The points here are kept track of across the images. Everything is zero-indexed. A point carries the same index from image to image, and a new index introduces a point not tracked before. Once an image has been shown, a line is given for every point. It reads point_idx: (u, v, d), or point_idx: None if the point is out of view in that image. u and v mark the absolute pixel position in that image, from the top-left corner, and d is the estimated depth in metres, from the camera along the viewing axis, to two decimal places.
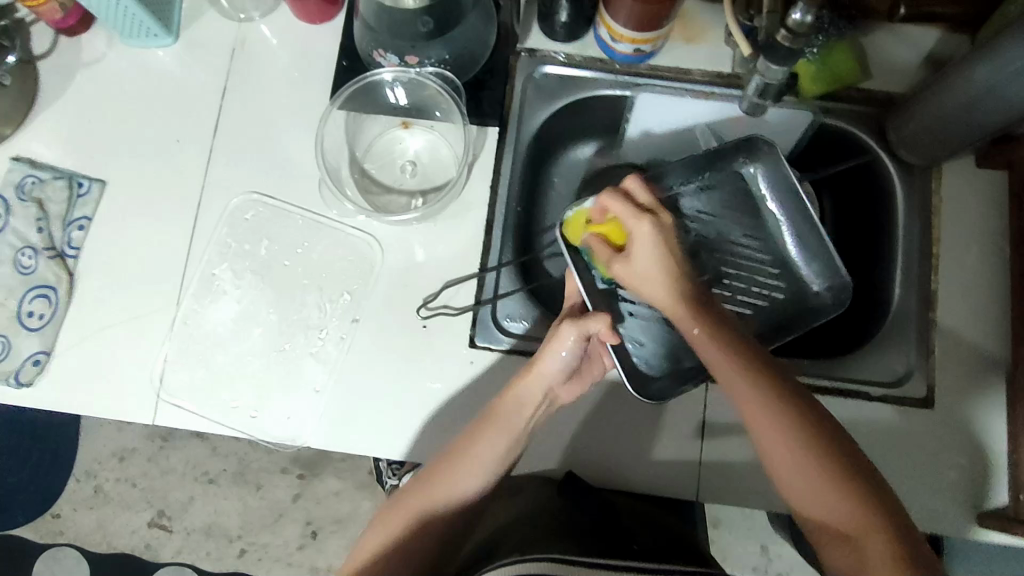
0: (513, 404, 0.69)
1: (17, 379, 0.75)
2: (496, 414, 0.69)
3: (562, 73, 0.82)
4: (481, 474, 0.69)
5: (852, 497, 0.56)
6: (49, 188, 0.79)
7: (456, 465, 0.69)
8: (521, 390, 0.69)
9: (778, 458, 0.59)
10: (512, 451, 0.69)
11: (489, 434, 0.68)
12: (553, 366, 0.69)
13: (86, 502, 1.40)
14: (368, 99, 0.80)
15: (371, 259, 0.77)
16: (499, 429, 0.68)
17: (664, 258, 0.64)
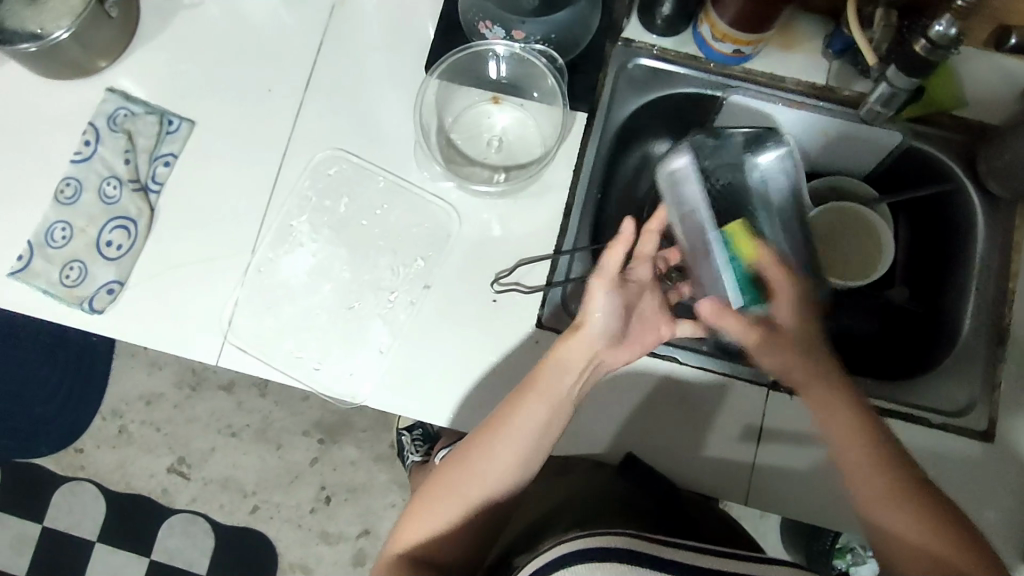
0: (559, 368, 0.68)
1: (90, 305, 0.76)
2: (536, 382, 0.68)
3: (655, 66, 0.82)
4: (531, 443, 0.68)
5: (929, 517, 0.62)
6: (139, 122, 0.80)
7: (494, 444, 0.68)
8: (566, 353, 0.68)
9: (869, 476, 0.64)
10: (558, 418, 0.69)
11: (536, 400, 0.68)
12: (596, 326, 0.67)
13: (110, 441, 1.41)
14: (465, 70, 0.81)
15: (448, 228, 0.78)
16: (543, 395, 0.68)
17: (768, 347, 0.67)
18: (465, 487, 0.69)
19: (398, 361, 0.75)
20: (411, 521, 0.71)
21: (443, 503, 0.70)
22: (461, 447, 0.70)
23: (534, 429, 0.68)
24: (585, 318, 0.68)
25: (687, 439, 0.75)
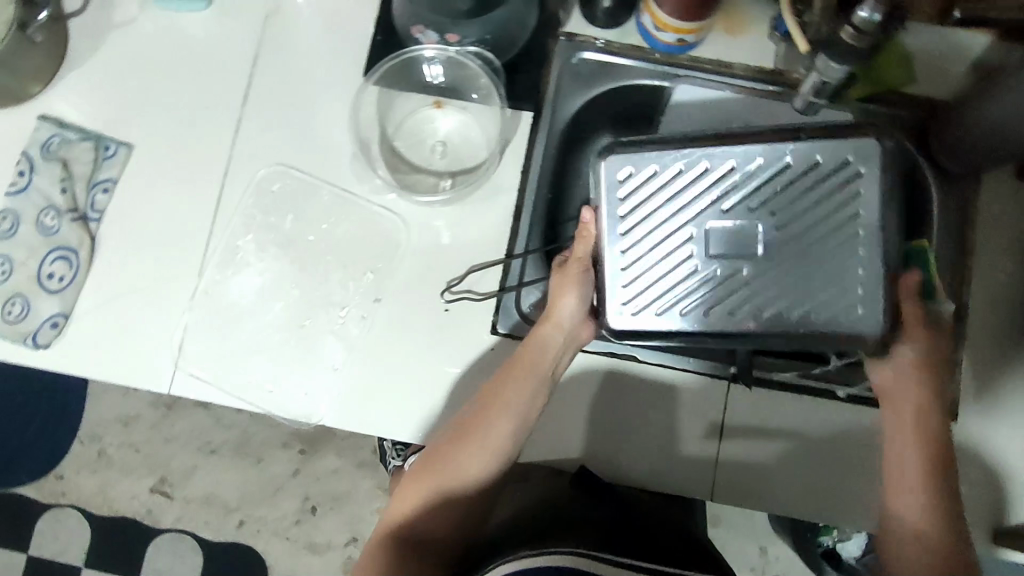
0: (538, 346, 0.68)
1: (35, 340, 0.75)
2: (520, 356, 0.68)
3: (600, 59, 0.80)
4: (516, 423, 0.67)
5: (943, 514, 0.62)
6: (75, 149, 0.78)
7: (491, 420, 0.66)
8: (543, 332, 0.68)
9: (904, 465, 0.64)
10: (542, 396, 0.68)
11: (519, 375, 0.67)
12: (566, 309, 0.68)
13: (89, 466, 1.40)
14: (404, 76, 0.80)
15: (396, 239, 0.76)
16: (530, 369, 0.67)
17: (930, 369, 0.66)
18: (452, 464, 0.66)
19: (354, 377, 0.74)
20: (402, 498, 0.68)
21: (434, 480, 0.67)
22: (455, 424, 0.68)
23: (526, 405, 0.67)
24: (559, 301, 0.68)
25: (649, 440, 0.75)
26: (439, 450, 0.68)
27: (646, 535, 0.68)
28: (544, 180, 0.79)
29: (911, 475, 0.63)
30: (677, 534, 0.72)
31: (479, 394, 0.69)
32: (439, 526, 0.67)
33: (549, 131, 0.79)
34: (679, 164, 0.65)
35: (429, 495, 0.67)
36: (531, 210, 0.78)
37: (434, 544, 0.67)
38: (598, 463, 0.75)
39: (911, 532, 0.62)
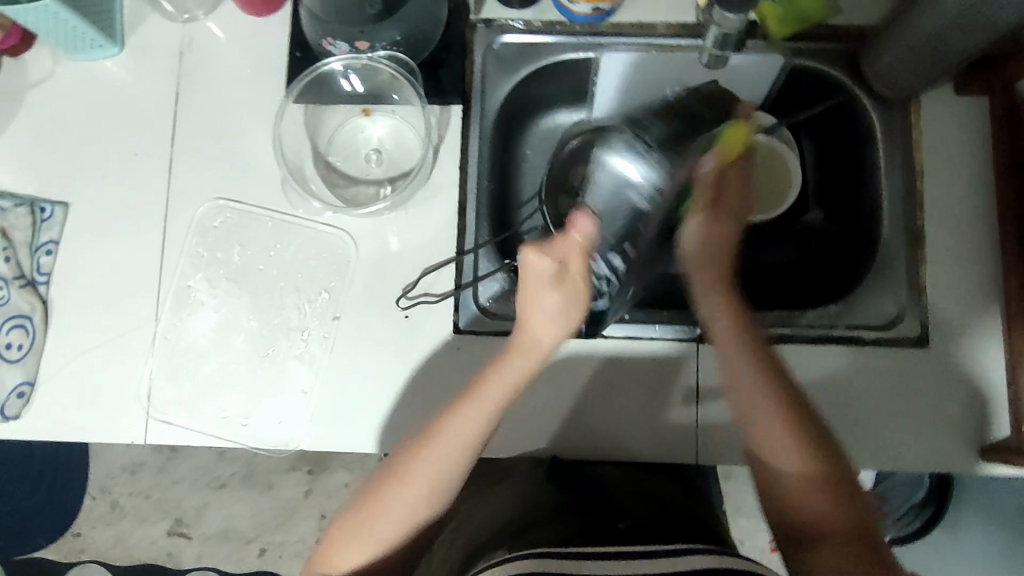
0: (534, 332, 0.61)
1: (4, 413, 0.74)
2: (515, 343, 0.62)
3: (522, 41, 0.79)
4: (488, 421, 0.61)
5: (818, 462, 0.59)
6: (9, 216, 0.76)
7: (462, 415, 0.61)
8: (538, 310, 0.60)
9: (761, 408, 0.61)
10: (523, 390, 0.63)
11: (511, 362, 0.61)
12: (553, 304, 0.60)
13: (104, 519, 1.40)
14: (323, 92, 0.78)
15: (345, 254, 0.76)
16: (524, 356, 0.61)
17: (706, 244, 0.67)
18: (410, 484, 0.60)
19: (326, 396, 0.74)
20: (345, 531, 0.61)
21: (374, 517, 0.60)
22: (406, 447, 0.62)
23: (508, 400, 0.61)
24: (542, 291, 0.60)
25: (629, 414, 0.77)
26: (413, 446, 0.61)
27: (614, 515, 0.67)
28: (486, 171, 0.78)
29: (772, 424, 0.60)
30: (658, 504, 0.71)
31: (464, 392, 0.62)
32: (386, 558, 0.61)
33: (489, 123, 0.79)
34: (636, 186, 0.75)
35: (370, 525, 0.60)
36: (478, 203, 0.76)
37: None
38: (581, 438, 0.77)
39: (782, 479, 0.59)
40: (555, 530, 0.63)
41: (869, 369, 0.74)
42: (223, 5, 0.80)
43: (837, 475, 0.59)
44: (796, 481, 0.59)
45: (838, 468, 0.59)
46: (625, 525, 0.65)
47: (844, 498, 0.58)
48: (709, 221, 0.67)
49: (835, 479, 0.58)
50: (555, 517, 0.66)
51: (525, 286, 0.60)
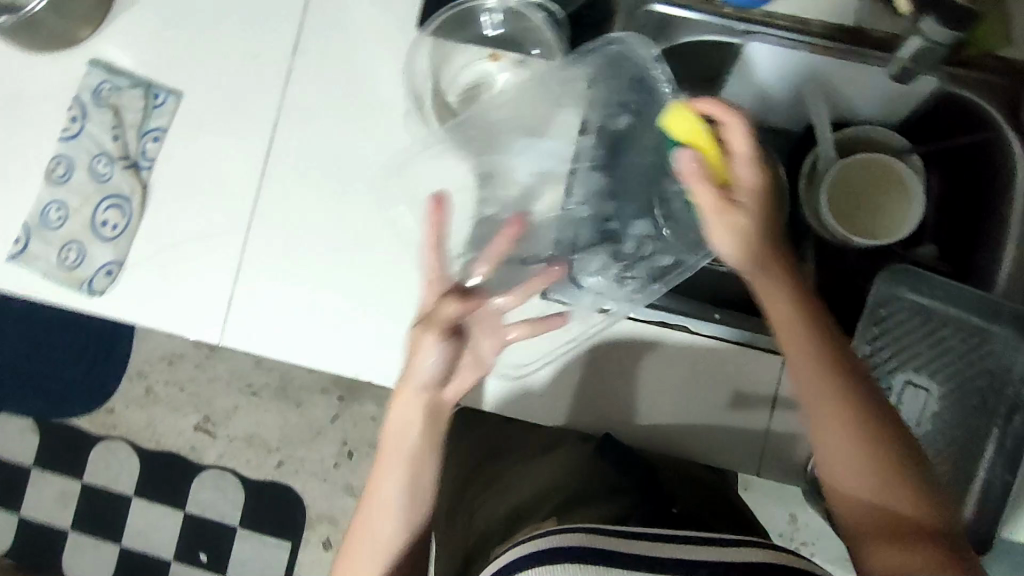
0: (394, 443, 0.68)
1: (90, 287, 0.76)
2: (386, 442, 0.69)
3: (665, 11, 0.73)
4: (407, 481, 0.68)
5: (878, 468, 0.58)
6: (125, 97, 0.77)
7: (377, 485, 0.69)
8: (409, 431, 0.68)
9: (811, 387, 0.60)
10: (419, 477, 0.68)
11: (381, 468, 0.69)
12: (427, 368, 0.65)
13: (137, 402, 1.40)
14: (461, 26, 0.75)
15: (447, 199, 0.75)
16: (387, 462, 0.68)
17: (795, 313, 0.62)
18: (374, 536, 0.69)
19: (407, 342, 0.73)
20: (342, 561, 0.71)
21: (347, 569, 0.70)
22: (382, 500, 0.68)
23: (414, 459, 0.68)
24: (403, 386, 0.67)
25: (685, 403, 0.75)
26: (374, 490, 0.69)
27: (668, 500, 0.72)
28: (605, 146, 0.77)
29: (819, 390, 0.60)
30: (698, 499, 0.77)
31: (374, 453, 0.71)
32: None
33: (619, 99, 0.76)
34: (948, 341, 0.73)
35: (376, 551, 0.69)
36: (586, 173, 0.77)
37: None
38: (640, 429, 0.75)
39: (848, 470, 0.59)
40: (614, 504, 0.71)
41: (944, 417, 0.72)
42: None
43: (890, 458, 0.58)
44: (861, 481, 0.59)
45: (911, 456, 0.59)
46: (679, 511, 0.71)
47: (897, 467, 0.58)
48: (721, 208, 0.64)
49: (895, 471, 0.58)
50: (614, 490, 0.73)
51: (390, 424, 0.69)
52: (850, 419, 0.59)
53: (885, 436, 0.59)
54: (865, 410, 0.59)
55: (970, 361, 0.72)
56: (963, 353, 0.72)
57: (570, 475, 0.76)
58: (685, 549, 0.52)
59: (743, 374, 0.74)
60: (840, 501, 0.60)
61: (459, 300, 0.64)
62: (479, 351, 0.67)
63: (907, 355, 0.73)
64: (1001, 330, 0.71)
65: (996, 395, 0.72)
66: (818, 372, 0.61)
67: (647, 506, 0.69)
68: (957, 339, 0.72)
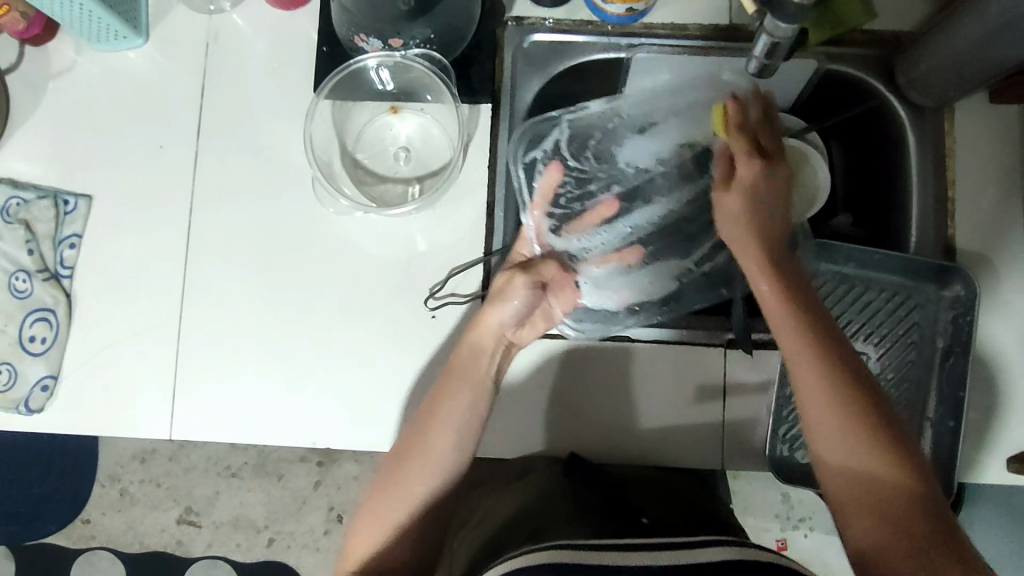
0: (469, 356, 0.67)
1: (26, 406, 0.74)
2: (445, 387, 0.66)
3: (552, 39, 0.78)
4: (455, 434, 0.65)
5: (867, 447, 0.57)
6: (34, 209, 0.76)
7: (429, 437, 0.65)
8: (474, 337, 0.68)
9: (808, 381, 0.59)
10: (477, 414, 0.66)
11: (454, 390, 0.66)
12: (500, 316, 0.68)
13: (113, 506, 1.31)
14: (355, 87, 0.77)
15: (373, 253, 0.76)
16: (458, 385, 0.66)
17: (800, 317, 0.62)
18: (432, 444, 0.64)
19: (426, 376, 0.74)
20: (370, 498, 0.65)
21: (382, 507, 0.64)
22: (407, 438, 0.66)
23: (468, 418, 0.65)
24: (484, 311, 0.68)
25: (636, 410, 0.76)
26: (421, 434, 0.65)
27: (636, 511, 0.66)
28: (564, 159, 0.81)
29: (814, 390, 0.59)
30: (677, 501, 0.72)
31: (415, 417, 0.67)
32: (405, 537, 0.64)
33: (571, 112, 0.80)
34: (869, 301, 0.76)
35: (404, 499, 0.64)
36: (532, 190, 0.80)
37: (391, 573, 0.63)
38: (600, 443, 0.77)
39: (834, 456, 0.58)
40: (580, 525, 0.62)
41: (882, 373, 0.76)
42: None
43: (876, 435, 0.57)
44: (844, 472, 0.58)
45: (899, 438, 0.57)
46: (649, 521, 0.64)
47: (890, 453, 0.56)
48: (727, 196, 0.69)
49: (886, 451, 0.56)
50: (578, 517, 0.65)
51: (455, 355, 0.68)
52: (840, 409, 0.58)
53: (866, 413, 0.57)
54: (858, 392, 0.58)
55: (895, 314, 0.76)
56: (885, 309, 0.76)
57: (539, 504, 0.69)
58: (661, 556, 0.50)
59: (685, 372, 0.76)
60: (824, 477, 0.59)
61: (521, 270, 0.70)
62: (549, 308, 0.71)
63: (835, 322, 0.76)
64: (914, 282, 0.75)
65: (923, 343, 0.75)
66: (793, 344, 0.61)
67: (613, 523, 0.62)
68: (876, 297, 0.76)
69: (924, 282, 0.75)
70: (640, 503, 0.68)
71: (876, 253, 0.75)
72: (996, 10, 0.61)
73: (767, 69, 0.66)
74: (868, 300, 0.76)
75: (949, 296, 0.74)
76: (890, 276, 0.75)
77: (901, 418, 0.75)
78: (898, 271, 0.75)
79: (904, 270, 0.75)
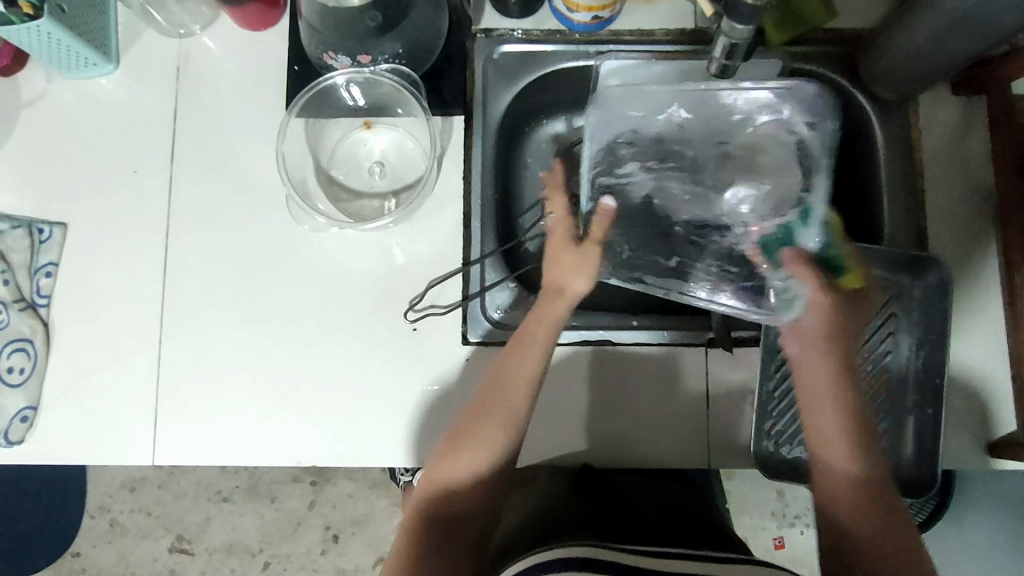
0: (551, 326, 0.64)
1: (6, 438, 0.73)
2: (527, 355, 0.63)
3: (521, 49, 0.79)
4: (532, 398, 0.63)
5: (876, 492, 0.60)
6: (9, 239, 0.75)
7: (508, 399, 0.63)
8: (558, 308, 0.64)
9: (832, 428, 0.63)
10: (546, 379, 0.64)
11: (533, 357, 0.63)
12: (576, 287, 0.65)
13: (104, 538, 1.29)
14: (325, 104, 0.78)
15: (353, 268, 0.76)
16: (540, 353, 0.63)
17: (831, 340, 0.65)
18: (508, 400, 0.62)
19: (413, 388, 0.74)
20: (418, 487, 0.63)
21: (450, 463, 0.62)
22: (482, 394, 0.64)
23: (525, 412, 0.63)
24: (572, 279, 0.65)
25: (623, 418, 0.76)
26: (498, 390, 0.63)
27: (637, 520, 0.70)
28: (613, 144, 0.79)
29: (825, 413, 0.63)
30: (673, 512, 0.74)
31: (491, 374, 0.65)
32: (461, 497, 0.62)
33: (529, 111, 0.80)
34: None
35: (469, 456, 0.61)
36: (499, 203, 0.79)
37: (450, 521, 0.61)
38: (592, 455, 0.76)
39: (850, 496, 0.61)
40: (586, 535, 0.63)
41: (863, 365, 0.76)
42: (218, 19, 0.80)
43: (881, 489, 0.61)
44: (855, 514, 0.60)
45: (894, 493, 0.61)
46: (649, 531, 0.68)
47: (889, 503, 0.60)
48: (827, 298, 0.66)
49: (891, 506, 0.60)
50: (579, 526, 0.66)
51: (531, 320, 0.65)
52: (850, 446, 0.62)
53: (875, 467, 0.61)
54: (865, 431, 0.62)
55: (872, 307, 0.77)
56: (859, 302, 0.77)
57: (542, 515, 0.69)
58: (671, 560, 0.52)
59: (666, 375, 0.76)
60: (841, 517, 0.61)
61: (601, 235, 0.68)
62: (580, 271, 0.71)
63: None
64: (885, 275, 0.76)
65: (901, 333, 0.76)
66: (818, 382, 0.64)
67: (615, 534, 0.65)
68: None
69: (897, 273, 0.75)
70: (638, 513, 0.72)
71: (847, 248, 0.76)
72: (951, 7, 0.63)
73: (729, 70, 0.67)
74: None
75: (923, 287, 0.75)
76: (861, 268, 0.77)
77: (882, 409, 0.76)
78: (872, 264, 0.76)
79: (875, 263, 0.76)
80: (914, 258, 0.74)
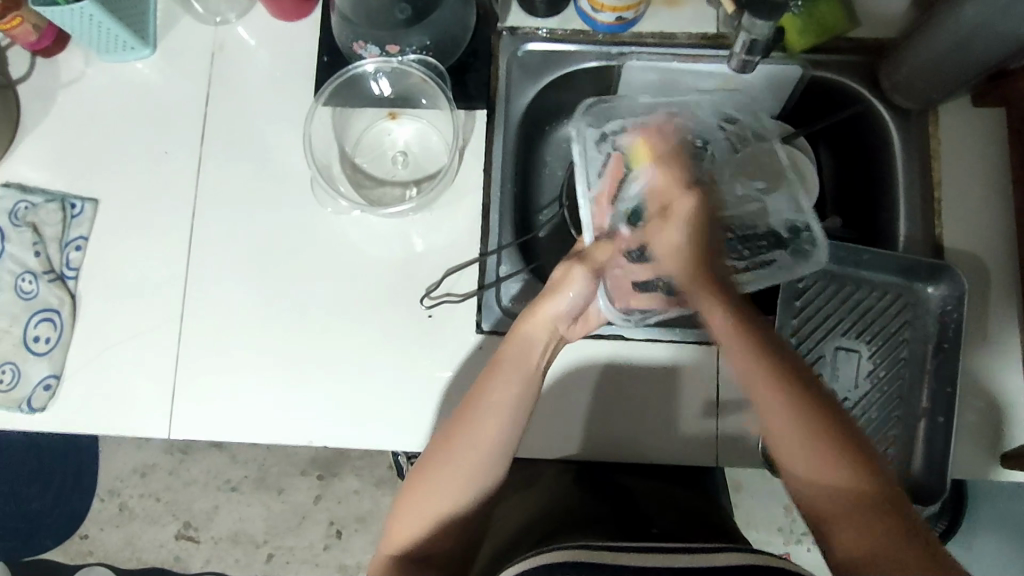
0: (519, 347, 0.67)
1: (29, 405, 0.75)
2: (494, 381, 0.66)
3: (546, 48, 0.81)
4: (504, 419, 0.65)
5: (871, 506, 0.58)
6: (42, 212, 0.78)
7: (474, 425, 0.65)
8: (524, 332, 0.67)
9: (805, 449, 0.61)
10: (523, 401, 0.66)
11: (500, 381, 0.66)
12: (552, 310, 0.68)
13: (112, 521, 1.31)
14: (353, 93, 0.80)
15: (372, 254, 0.77)
16: (510, 374, 0.66)
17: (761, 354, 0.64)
18: (477, 426, 0.65)
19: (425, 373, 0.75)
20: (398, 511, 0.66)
21: (423, 492, 0.65)
22: (448, 424, 0.66)
23: (497, 435, 0.65)
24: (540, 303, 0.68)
25: (633, 414, 0.76)
26: (465, 420, 0.65)
27: (646, 520, 0.68)
28: None
29: (790, 439, 0.61)
30: (679, 508, 0.72)
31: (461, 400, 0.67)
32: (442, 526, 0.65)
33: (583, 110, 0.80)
34: (858, 300, 0.78)
35: (440, 485, 0.65)
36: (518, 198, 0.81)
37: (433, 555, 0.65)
38: (601, 451, 0.76)
39: (849, 518, 0.59)
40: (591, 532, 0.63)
41: (875, 371, 0.77)
42: (253, 9, 0.82)
43: (881, 506, 0.58)
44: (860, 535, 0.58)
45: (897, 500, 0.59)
46: (658, 531, 0.66)
47: (894, 516, 0.58)
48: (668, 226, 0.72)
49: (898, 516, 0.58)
50: (584, 523, 0.66)
51: (506, 347, 0.67)
52: (832, 461, 0.60)
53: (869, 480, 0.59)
54: (845, 443, 0.60)
55: (886, 312, 0.77)
56: (873, 306, 0.77)
57: (549, 511, 0.69)
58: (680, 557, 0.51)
59: (677, 372, 0.76)
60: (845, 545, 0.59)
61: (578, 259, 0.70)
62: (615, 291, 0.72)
63: (825, 322, 0.77)
64: (899, 281, 0.76)
65: (916, 338, 0.76)
66: (775, 395, 0.63)
67: (624, 533, 0.64)
68: (863, 295, 0.77)
69: (912, 279, 0.76)
70: (647, 514, 0.69)
71: (863, 253, 0.76)
72: (971, 15, 0.63)
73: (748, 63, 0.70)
74: (857, 300, 0.78)
75: (937, 293, 0.75)
76: (875, 273, 0.77)
77: (893, 415, 0.75)
78: (887, 270, 0.76)
79: (890, 269, 0.76)
80: (931, 265, 0.74)
